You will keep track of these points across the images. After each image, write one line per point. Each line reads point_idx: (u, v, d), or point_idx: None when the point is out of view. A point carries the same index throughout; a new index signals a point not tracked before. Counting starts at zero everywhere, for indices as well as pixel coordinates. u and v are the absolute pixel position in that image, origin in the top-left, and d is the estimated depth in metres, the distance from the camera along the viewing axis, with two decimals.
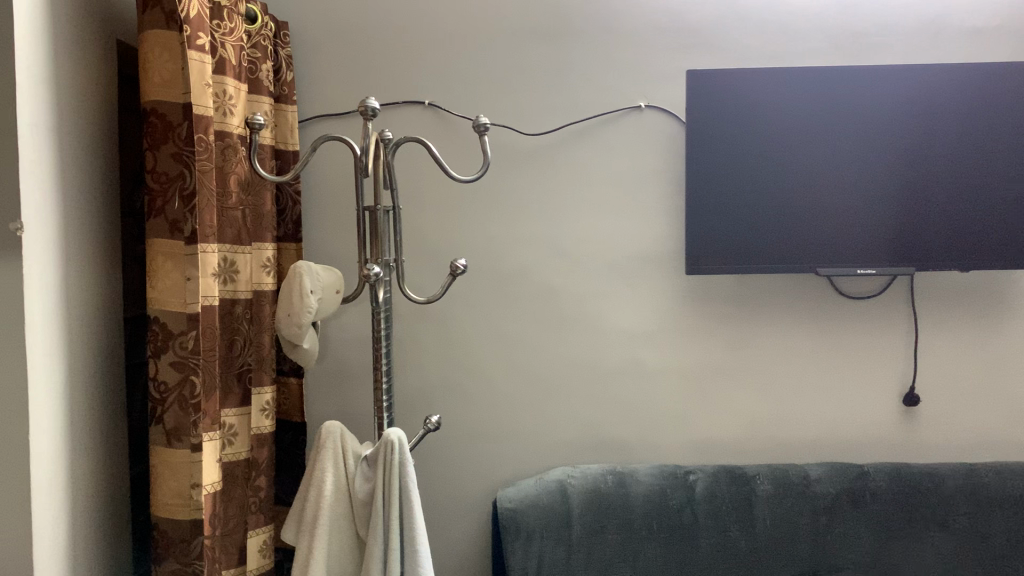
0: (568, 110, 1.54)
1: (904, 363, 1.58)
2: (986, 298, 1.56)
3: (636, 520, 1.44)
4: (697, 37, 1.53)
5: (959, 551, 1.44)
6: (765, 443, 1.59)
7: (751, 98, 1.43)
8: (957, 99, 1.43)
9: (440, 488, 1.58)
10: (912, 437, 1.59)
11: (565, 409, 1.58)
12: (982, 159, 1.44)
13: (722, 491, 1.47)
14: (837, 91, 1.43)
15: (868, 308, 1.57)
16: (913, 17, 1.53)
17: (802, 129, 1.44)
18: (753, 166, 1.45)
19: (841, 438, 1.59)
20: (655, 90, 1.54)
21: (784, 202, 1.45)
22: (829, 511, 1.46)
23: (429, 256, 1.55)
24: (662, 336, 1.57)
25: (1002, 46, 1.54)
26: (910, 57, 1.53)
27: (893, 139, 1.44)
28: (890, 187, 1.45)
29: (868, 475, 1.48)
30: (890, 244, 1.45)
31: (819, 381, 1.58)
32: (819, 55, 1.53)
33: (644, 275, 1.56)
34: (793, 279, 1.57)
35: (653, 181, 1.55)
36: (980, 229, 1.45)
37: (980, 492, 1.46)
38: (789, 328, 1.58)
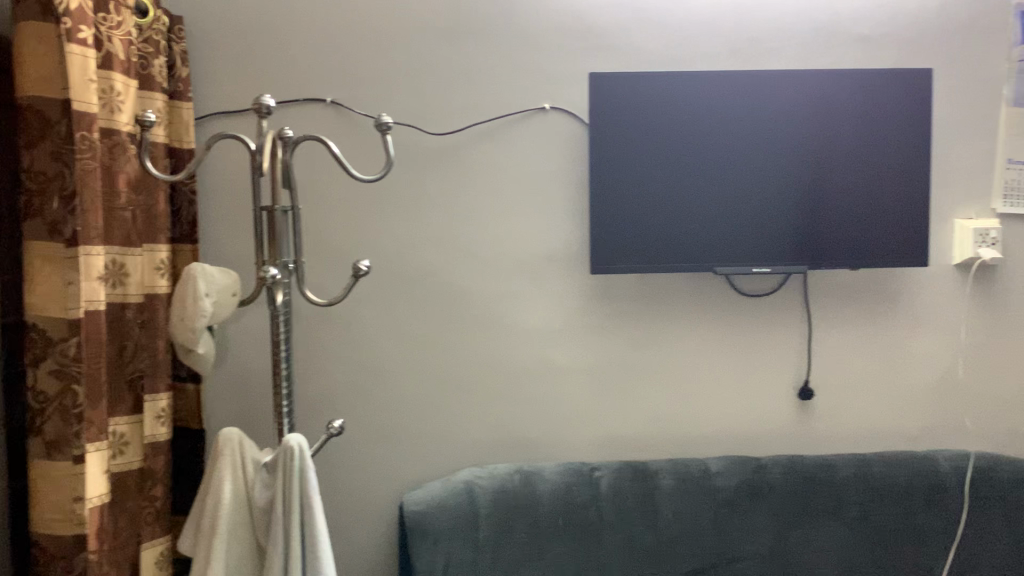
0: (471, 110, 1.53)
1: (799, 358, 1.63)
2: (874, 294, 1.63)
3: (542, 518, 1.45)
4: (598, 39, 1.55)
5: (851, 538, 1.50)
6: (668, 438, 1.62)
7: (655, 101, 1.46)
8: (851, 103, 1.49)
9: (346, 492, 1.56)
10: (808, 429, 1.65)
11: (472, 409, 1.57)
12: (876, 164, 1.50)
13: (626, 487, 1.49)
14: (738, 95, 1.47)
15: (764, 305, 1.62)
16: (804, 23, 1.58)
17: (705, 133, 1.47)
18: (657, 167, 1.47)
19: (741, 431, 1.64)
20: (558, 90, 1.55)
21: (689, 202, 1.48)
22: (729, 504, 1.50)
23: (332, 256, 1.53)
24: (568, 336, 1.59)
25: (887, 52, 1.60)
26: (802, 63, 1.59)
27: (793, 143, 1.49)
28: (790, 189, 1.49)
29: (766, 467, 1.53)
30: (790, 243, 1.50)
31: (720, 377, 1.62)
32: (716, 59, 1.57)
33: (549, 274, 1.57)
34: (693, 278, 1.60)
35: (557, 180, 1.56)
36: (874, 229, 1.51)
37: (870, 480, 1.52)
38: (691, 325, 1.61)
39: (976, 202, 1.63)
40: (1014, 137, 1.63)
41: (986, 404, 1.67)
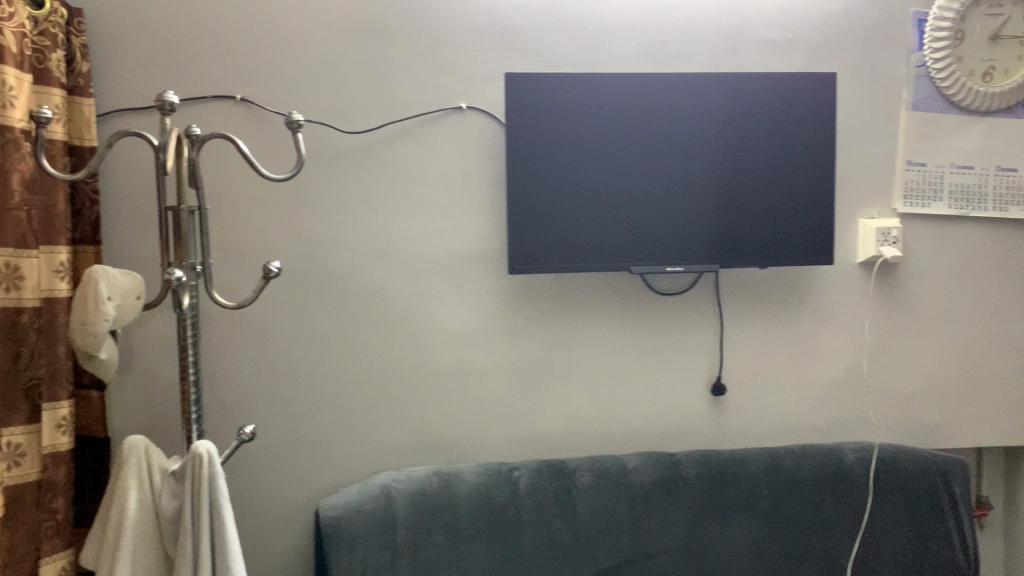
0: (387, 109, 1.52)
1: (712, 355, 1.67)
2: (783, 291, 1.68)
3: (460, 520, 1.44)
4: (513, 39, 1.55)
5: (762, 530, 1.54)
6: (586, 437, 1.64)
7: (573, 103, 1.47)
8: (764, 106, 1.52)
9: (259, 499, 1.52)
10: (721, 424, 1.68)
11: (390, 412, 1.56)
12: (788, 165, 1.54)
13: (545, 485, 1.49)
14: (655, 98, 1.49)
15: (678, 303, 1.65)
16: (715, 27, 1.62)
17: (623, 134, 1.49)
18: (575, 168, 1.48)
19: (656, 428, 1.66)
20: (474, 91, 1.55)
21: (608, 203, 1.50)
22: (645, 500, 1.51)
23: (243, 257, 1.49)
24: (486, 335, 1.58)
25: (794, 57, 1.65)
26: (714, 65, 1.62)
27: (709, 144, 1.52)
28: (707, 190, 1.52)
29: (680, 462, 1.55)
30: (708, 243, 1.53)
31: (636, 374, 1.64)
32: (629, 62, 1.59)
33: (466, 274, 1.57)
34: (609, 277, 1.62)
35: (473, 180, 1.56)
36: (786, 228, 1.55)
37: (780, 473, 1.56)
38: (607, 324, 1.63)
39: (878, 203, 1.70)
40: (913, 140, 1.69)
41: (890, 396, 1.74)
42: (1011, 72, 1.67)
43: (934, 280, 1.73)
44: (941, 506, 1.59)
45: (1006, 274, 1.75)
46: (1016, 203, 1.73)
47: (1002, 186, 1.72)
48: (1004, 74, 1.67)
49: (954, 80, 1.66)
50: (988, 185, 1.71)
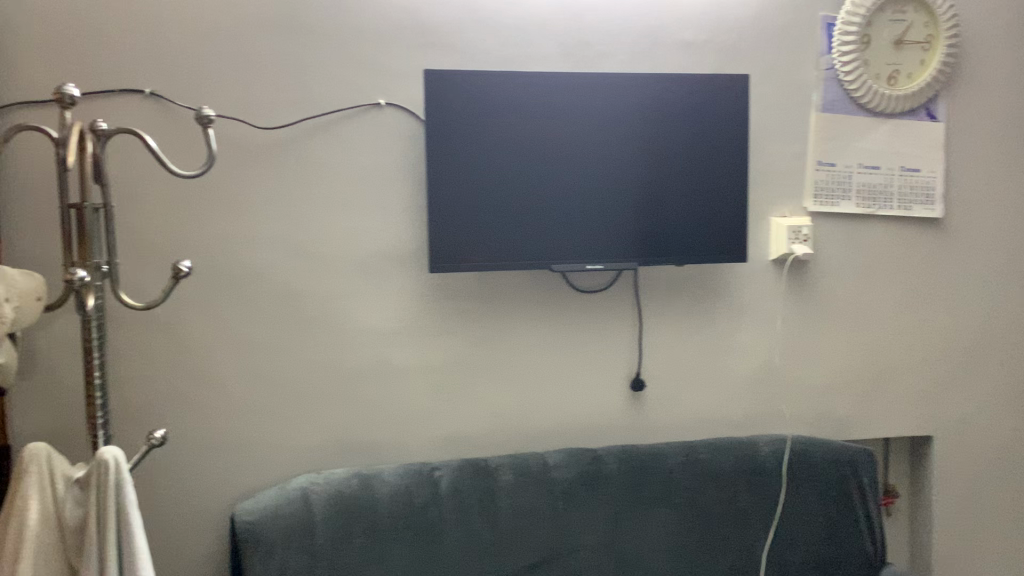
0: (303, 105, 1.49)
1: (632, 352, 1.69)
2: (699, 289, 1.71)
3: (381, 522, 1.42)
4: (433, 37, 1.54)
5: (681, 523, 1.56)
6: (508, 435, 1.64)
7: (496, 102, 1.46)
8: (683, 107, 1.55)
9: (170, 506, 1.48)
10: (640, 420, 1.71)
11: (308, 413, 1.53)
12: (706, 165, 1.58)
13: (466, 484, 1.49)
14: (577, 97, 1.50)
15: (598, 301, 1.66)
16: (633, 28, 1.64)
17: (545, 133, 1.49)
18: (497, 167, 1.48)
19: (578, 425, 1.67)
20: (393, 88, 1.53)
21: (531, 202, 1.50)
22: (566, 496, 1.52)
23: (153, 256, 1.45)
24: (407, 335, 1.57)
25: (709, 59, 1.68)
26: (632, 66, 1.64)
27: (631, 143, 1.54)
28: (629, 189, 1.54)
29: (600, 458, 1.57)
30: (630, 241, 1.55)
31: (557, 372, 1.65)
32: (549, 61, 1.60)
33: (386, 273, 1.55)
34: (530, 276, 1.62)
35: (392, 178, 1.54)
36: (705, 226, 1.58)
37: (697, 467, 1.59)
38: (528, 322, 1.63)
39: (789, 202, 1.74)
40: (823, 141, 1.75)
41: (802, 390, 1.79)
42: (914, 76, 1.75)
43: (843, 277, 1.79)
44: (849, 496, 1.64)
45: (911, 270, 1.82)
46: (919, 203, 1.80)
47: (906, 186, 1.78)
48: (908, 77, 1.75)
49: (860, 83, 1.72)
50: (893, 185, 1.78)
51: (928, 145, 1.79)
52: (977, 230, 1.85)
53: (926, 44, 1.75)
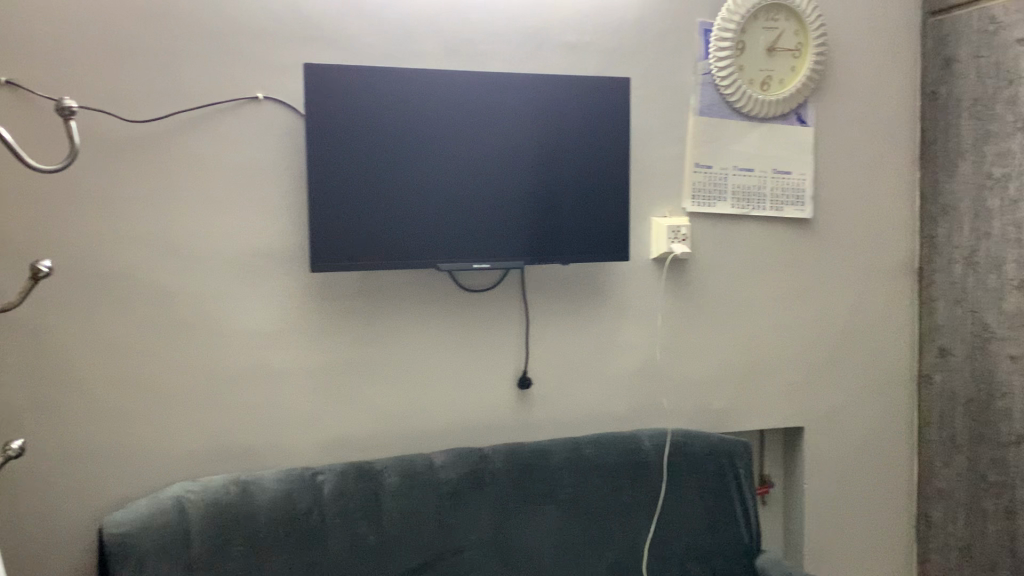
0: (176, 97, 1.43)
1: (517, 350, 1.70)
2: (584, 287, 1.74)
3: (261, 529, 1.38)
4: (313, 30, 1.51)
5: (566, 519, 1.57)
6: (394, 436, 1.62)
7: (385, 98, 1.44)
8: (571, 108, 1.57)
9: (31, 519, 1.39)
10: (527, 418, 1.72)
11: (183, 418, 1.47)
12: (592, 165, 1.60)
13: (350, 487, 1.46)
14: (468, 95, 1.50)
15: (485, 299, 1.66)
16: (517, 28, 1.64)
17: (433, 131, 1.48)
18: (384, 164, 1.46)
19: (465, 424, 1.67)
20: (271, 82, 1.49)
21: (420, 199, 1.48)
22: (452, 496, 1.51)
23: (10, 255, 1.36)
24: (288, 336, 1.53)
25: (592, 60, 1.71)
26: (516, 66, 1.65)
27: (520, 142, 1.54)
28: (520, 188, 1.55)
29: (487, 456, 1.57)
30: (522, 240, 1.56)
31: (444, 371, 1.64)
32: (434, 58, 1.59)
33: (266, 273, 1.51)
34: (416, 275, 1.61)
35: (272, 174, 1.50)
36: (591, 225, 1.61)
37: (582, 462, 1.61)
38: (414, 321, 1.61)
39: (669, 202, 1.79)
40: (700, 144, 1.80)
41: (682, 385, 1.84)
42: (785, 82, 1.83)
43: (720, 275, 1.85)
44: (726, 487, 1.70)
45: (783, 269, 1.90)
46: (790, 203, 1.88)
47: (777, 188, 1.86)
48: (779, 83, 1.83)
49: (736, 88, 1.78)
50: (766, 187, 1.85)
51: (798, 149, 1.87)
52: (842, 230, 1.95)
53: (796, 52, 1.83)
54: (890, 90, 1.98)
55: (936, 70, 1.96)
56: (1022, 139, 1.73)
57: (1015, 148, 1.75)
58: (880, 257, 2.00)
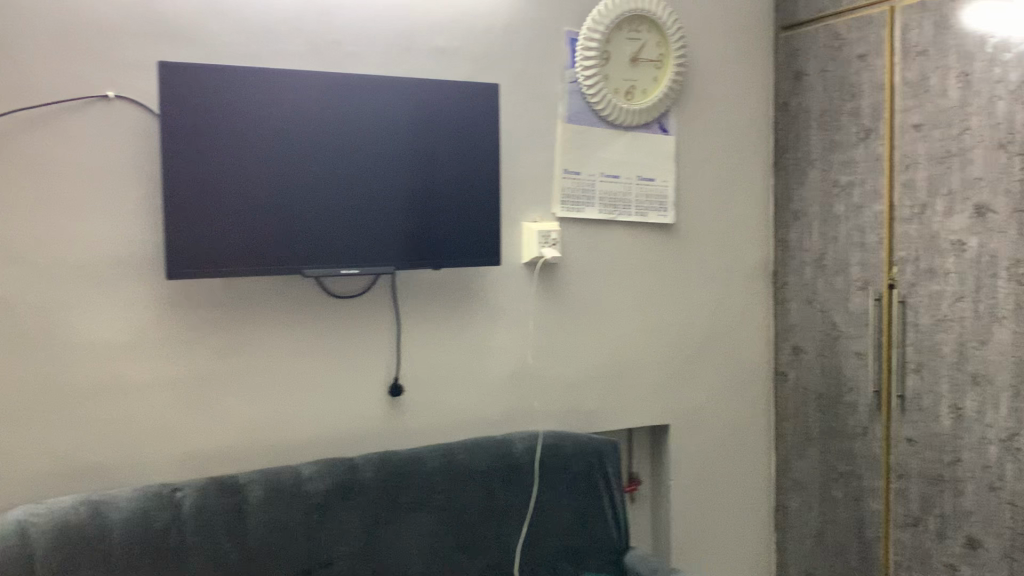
0: (17, 94, 1.34)
1: (388, 357, 1.67)
2: (454, 292, 1.73)
3: (114, 551, 1.30)
4: (169, 27, 1.44)
5: (438, 527, 1.56)
6: (260, 448, 1.56)
7: (254, 99, 1.40)
8: (445, 113, 1.57)
9: None
10: (399, 425, 1.69)
11: (27, 437, 1.38)
12: (466, 170, 1.61)
13: (211, 504, 1.39)
14: (343, 97, 1.48)
15: (353, 306, 1.63)
16: (385, 31, 1.62)
17: (306, 133, 1.45)
18: (254, 166, 1.41)
19: (335, 433, 1.63)
20: (124, 80, 1.41)
21: (292, 202, 1.45)
22: (321, 508, 1.47)
23: None
24: (145, 347, 1.46)
25: (461, 65, 1.71)
26: (384, 69, 1.63)
27: (395, 145, 1.53)
28: (397, 192, 1.54)
29: (357, 467, 1.52)
30: (399, 244, 1.55)
31: (312, 380, 1.60)
32: (299, 59, 1.55)
33: (119, 281, 1.43)
34: (282, 282, 1.56)
35: (125, 177, 1.43)
36: (465, 230, 1.61)
37: (455, 467, 1.60)
38: (280, 330, 1.57)
39: (539, 208, 1.81)
40: (568, 150, 1.83)
41: (553, 388, 1.86)
42: (648, 92, 1.89)
43: (589, 279, 1.88)
44: (596, 487, 1.73)
45: (648, 272, 1.96)
46: (654, 209, 1.94)
47: (642, 195, 1.92)
48: (643, 93, 1.88)
49: (601, 97, 1.82)
50: (631, 193, 1.90)
51: (661, 157, 1.94)
52: (703, 235, 2.03)
53: (658, 63, 1.90)
54: (746, 100, 2.07)
55: (788, 83, 2.06)
56: (864, 149, 1.85)
57: (858, 157, 1.86)
58: (738, 260, 2.09)
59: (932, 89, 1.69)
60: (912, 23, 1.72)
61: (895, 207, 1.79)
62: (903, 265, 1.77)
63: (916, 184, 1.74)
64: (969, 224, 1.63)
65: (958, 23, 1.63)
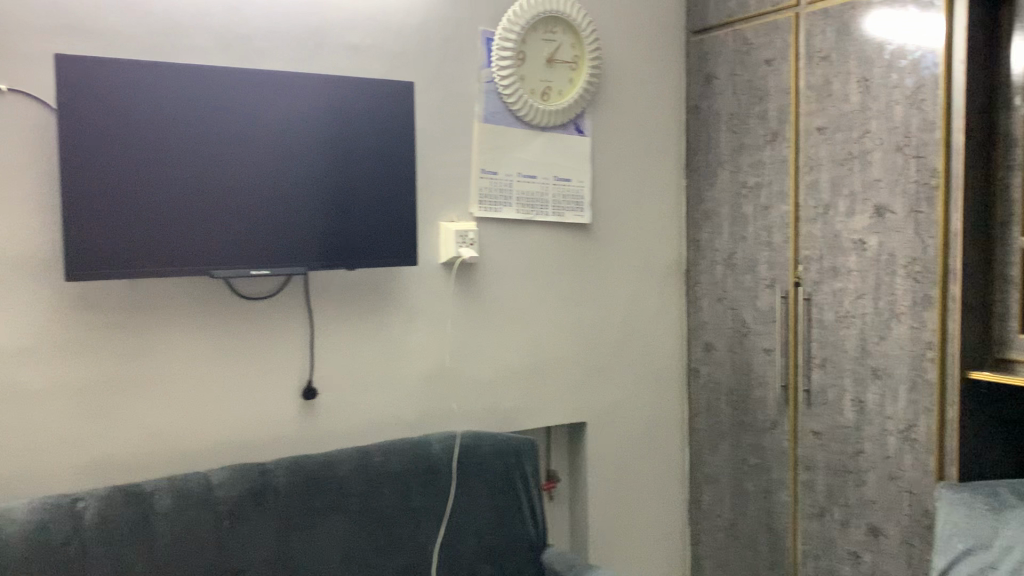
0: None
1: (301, 359, 1.64)
2: (369, 292, 1.71)
3: (9, 566, 1.24)
4: (67, 18, 1.38)
5: (354, 530, 1.54)
6: (166, 455, 1.51)
7: (163, 95, 1.36)
8: (362, 111, 1.56)
9: None
10: (312, 428, 1.66)
11: None
12: (383, 169, 1.59)
13: (115, 513, 1.34)
14: (256, 94, 1.44)
15: (264, 307, 1.60)
16: (296, 27, 1.59)
17: (215, 131, 1.41)
18: (159, 165, 1.37)
19: (245, 438, 1.59)
20: (18, 72, 1.35)
21: (200, 203, 1.41)
22: (231, 515, 1.43)
23: None
24: (41, 351, 1.39)
25: (374, 62, 1.69)
26: (296, 66, 1.60)
27: (310, 145, 1.51)
28: (313, 191, 1.52)
29: (270, 471, 1.50)
30: (315, 245, 1.52)
31: (221, 385, 1.56)
32: (207, 54, 1.51)
33: (13, 282, 1.36)
34: (189, 283, 1.52)
35: (20, 174, 1.36)
36: (383, 230, 1.60)
37: (370, 470, 1.58)
38: (188, 332, 1.52)
39: (455, 207, 1.80)
40: (484, 150, 1.83)
41: (471, 388, 1.86)
42: (564, 93, 1.91)
43: (505, 278, 1.88)
44: (514, 485, 1.74)
45: (563, 271, 1.97)
46: (570, 209, 1.96)
47: (558, 194, 1.93)
48: (559, 93, 1.90)
49: (518, 97, 1.83)
50: (547, 193, 1.91)
51: (576, 157, 1.96)
52: (617, 235, 2.06)
53: (573, 64, 1.92)
54: (658, 102, 2.11)
55: (699, 85, 2.11)
56: (771, 151, 1.90)
57: (765, 159, 1.92)
58: (652, 259, 2.12)
59: (834, 93, 1.75)
60: (816, 29, 1.78)
61: (801, 207, 1.84)
62: (808, 263, 1.83)
63: (819, 185, 1.80)
64: (869, 224, 1.70)
65: (859, 29, 1.70)
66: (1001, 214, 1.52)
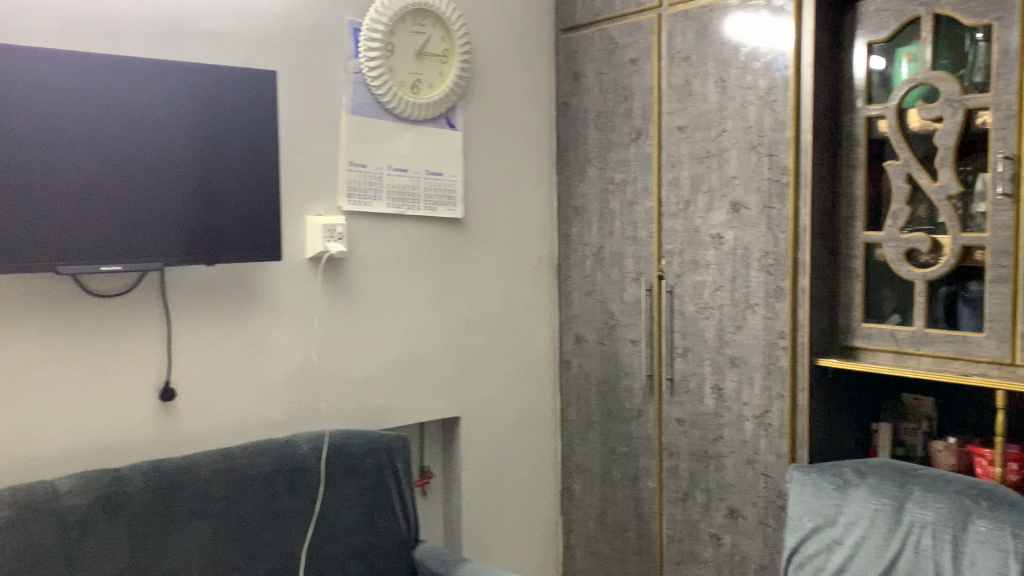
0: None
1: (158, 360, 1.57)
2: (230, 288, 1.65)
3: None
4: None
5: (216, 536, 1.48)
6: (7, 464, 1.41)
7: (12, 79, 1.28)
8: (228, 101, 1.50)
9: None
10: (170, 431, 1.59)
11: None
12: (251, 160, 1.55)
13: None
14: (114, 80, 1.37)
15: (116, 306, 1.51)
16: (152, 11, 1.52)
17: (70, 116, 1.33)
18: (6, 150, 1.28)
19: (97, 444, 1.51)
20: None
21: (53, 192, 1.33)
22: (81, 525, 1.35)
23: None
24: None
25: (236, 51, 1.63)
26: (152, 52, 1.53)
27: (173, 135, 1.44)
28: (176, 183, 1.46)
29: (124, 476, 1.43)
30: (178, 239, 1.46)
31: (69, 388, 1.47)
32: (54, 37, 1.42)
33: None
34: (33, 281, 1.42)
35: None
36: (249, 223, 1.55)
37: (233, 473, 1.53)
38: (30, 333, 1.43)
39: (322, 200, 1.76)
40: (353, 142, 1.80)
41: (340, 385, 1.82)
42: (433, 86, 1.90)
43: (375, 273, 1.86)
44: (384, 483, 1.72)
45: (434, 265, 1.96)
46: (442, 203, 1.95)
47: (430, 188, 1.92)
48: (429, 86, 1.89)
49: (387, 89, 1.81)
50: (419, 187, 1.90)
51: (447, 151, 1.95)
52: (488, 229, 2.07)
53: (443, 58, 1.91)
54: (528, 98, 2.13)
55: (567, 83, 2.14)
56: (636, 148, 1.95)
57: (631, 156, 1.97)
58: (522, 254, 2.14)
59: (694, 93, 1.81)
60: (676, 31, 1.84)
61: (664, 203, 1.90)
62: (670, 257, 1.89)
63: (680, 182, 1.86)
64: (726, 219, 1.77)
65: (716, 33, 1.76)
66: (844, 212, 1.63)
